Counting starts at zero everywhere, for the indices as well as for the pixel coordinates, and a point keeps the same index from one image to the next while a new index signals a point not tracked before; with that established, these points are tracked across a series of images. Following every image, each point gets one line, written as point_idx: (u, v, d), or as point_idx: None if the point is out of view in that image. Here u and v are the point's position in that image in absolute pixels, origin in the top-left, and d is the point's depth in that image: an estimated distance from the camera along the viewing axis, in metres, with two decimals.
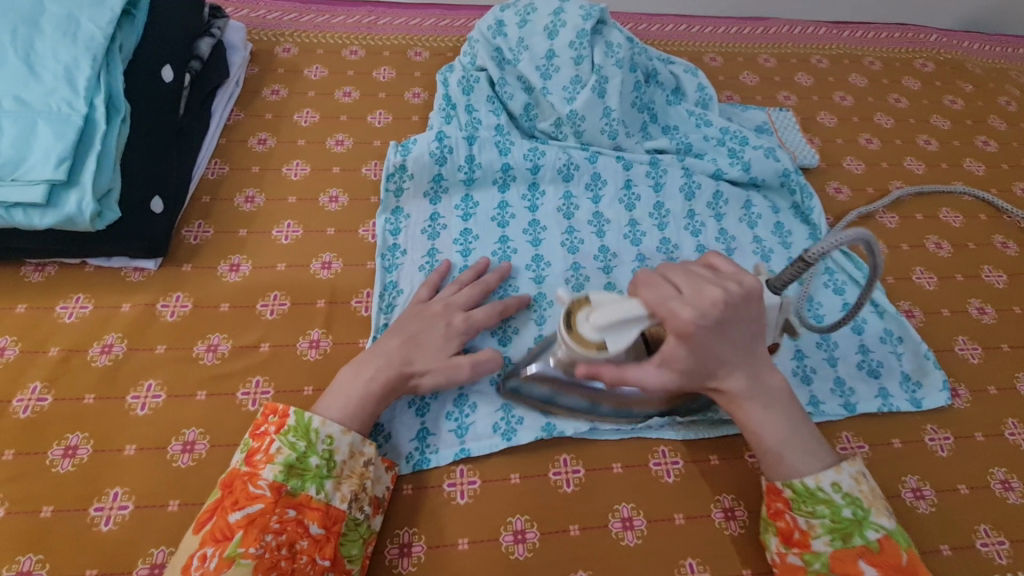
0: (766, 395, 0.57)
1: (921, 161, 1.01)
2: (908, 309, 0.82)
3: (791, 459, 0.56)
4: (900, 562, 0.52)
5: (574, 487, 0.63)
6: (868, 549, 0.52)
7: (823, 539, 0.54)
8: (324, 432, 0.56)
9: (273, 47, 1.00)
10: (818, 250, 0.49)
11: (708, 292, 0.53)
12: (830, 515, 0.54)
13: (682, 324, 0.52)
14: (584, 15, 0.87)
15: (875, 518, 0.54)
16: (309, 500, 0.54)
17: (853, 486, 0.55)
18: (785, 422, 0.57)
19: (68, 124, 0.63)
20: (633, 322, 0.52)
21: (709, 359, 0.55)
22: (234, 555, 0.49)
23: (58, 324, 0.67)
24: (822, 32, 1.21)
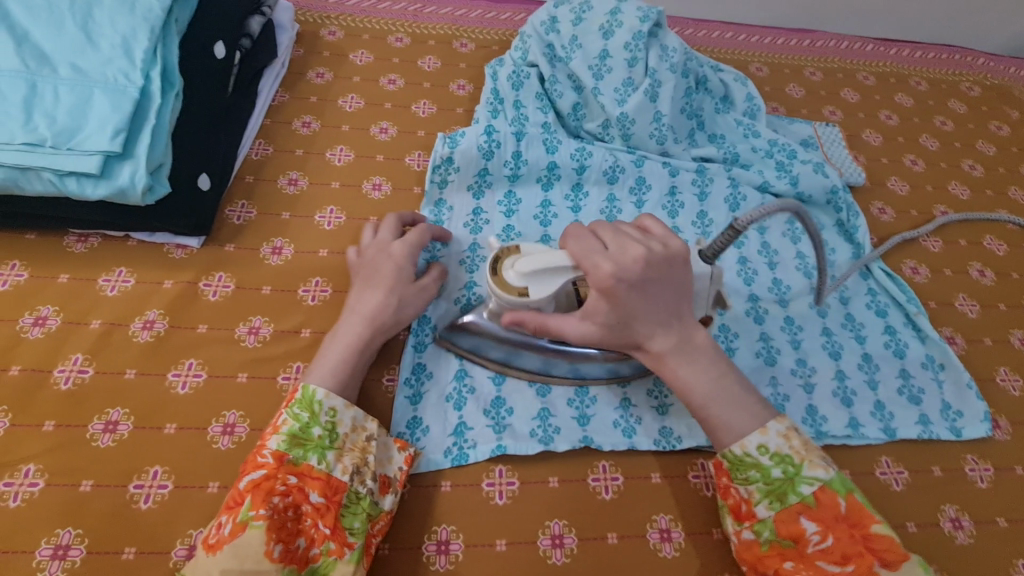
0: (687, 348, 0.57)
1: (965, 186, 1.00)
2: (950, 336, 0.81)
3: (718, 416, 0.56)
4: (839, 512, 0.51)
5: (613, 494, 0.63)
6: (806, 506, 0.52)
7: (764, 505, 0.53)
8: (328, 405, 0.56)
9: (319, 29, 0.98)
10: (748, 218, 0.50)
11: (632, 250, 0.55)
12: (762, 479, 0.54)
13: (601, 276, 0.54)
14: (642, 16, 0.86)
15: (808, 471, 0.53)
16: (311, 470, 0.53)
17: (782, 445, 0.54)
18: (710, 375, 0.57)
19: (124, 96, 0.63)
20: (558, 271, 0.56)
21: (631, 315, 0.56)
22: (246, 518, 0.49)
23: (100, 296, 0.67)
24: (868, 48, 1.19)
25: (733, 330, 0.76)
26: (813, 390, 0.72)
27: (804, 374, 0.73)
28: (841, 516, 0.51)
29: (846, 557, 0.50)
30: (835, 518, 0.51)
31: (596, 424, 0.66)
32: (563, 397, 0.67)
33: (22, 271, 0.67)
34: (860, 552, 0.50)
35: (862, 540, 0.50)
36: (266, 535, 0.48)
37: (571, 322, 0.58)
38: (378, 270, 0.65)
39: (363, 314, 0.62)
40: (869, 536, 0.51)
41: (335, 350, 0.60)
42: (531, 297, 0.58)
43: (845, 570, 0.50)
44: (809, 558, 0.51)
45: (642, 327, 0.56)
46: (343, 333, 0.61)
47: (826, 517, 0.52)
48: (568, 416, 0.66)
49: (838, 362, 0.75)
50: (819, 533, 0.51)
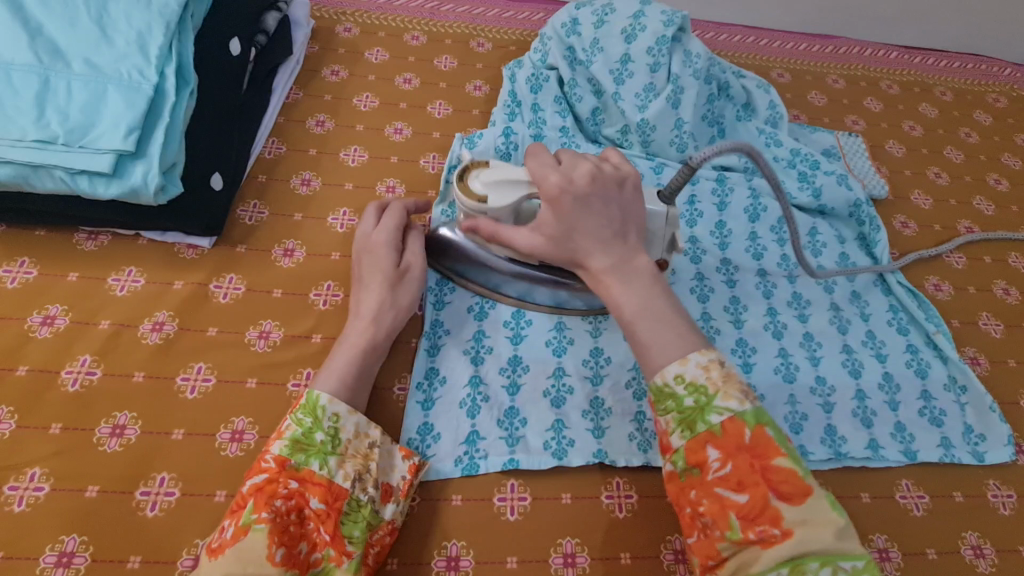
0: (625, 269, 0.52)
1: (990, 201, 0.98)
2: (973, 356, 0.79)
3: (645, 334, 0.50)
4: (743, 442, 0.45)
5: (626, 512, 0.61)
6: (713, 435, 0.45)
7: (675, 435, 0.47)
8: (332, 410, 0.53)
9: (334, 26, 0.97)
10: (701, 156, 0.51)
11: (580, 167, 0.54)
12: (674, 408, 0.47)
13: (548, 186, 0.53)
14: (666, 20, 0.84)
15: (719, 401, 0.46)
16: (312, 475, 0.51)
17: (698, 375, 0.47)
18: (642, 294, 0.51)
19: (139, 93, 0.61)
20: (518, 184, 0.57)
21: (573, 228, 0.53)
22: (248, 522, 0.46)
23: (110, 296, 0.66)
24: (892, 56, 1.17)
25: (751, 344, 0.74)
26: (832, 410, 0.71)
27: (823, 393, 0.72)
28: (745, 446, 0.45)
29: (742, 485, 0.44)
30: (737, 448, 0.45)
31: (611, 438, 0.64)
32: (578, 409, 0.66)
33: (32, 268, 0.66)
34: (758, 483, 0.44)
35: (762, 472, 0.44)
36: (268, 539, 0.46)
37: (525, 237, 0.56)
38: (369, 269, 0.64)
39: (365, 313, 0.61)
40: (770, 467, 0.44)
41: (343, 354, 0.58)
42: (491, 206, 0.57)
43: (740, 499, 0.44)
44: (710, 488, 0.45)
45: (581, 241, 0.53)
46: (349, 337, 0.60)
47: (729, 447, 0.45)
48: (583, 429, 0.64)
49: (858, 380, 0.73)
50: (720, 461, 0.45)
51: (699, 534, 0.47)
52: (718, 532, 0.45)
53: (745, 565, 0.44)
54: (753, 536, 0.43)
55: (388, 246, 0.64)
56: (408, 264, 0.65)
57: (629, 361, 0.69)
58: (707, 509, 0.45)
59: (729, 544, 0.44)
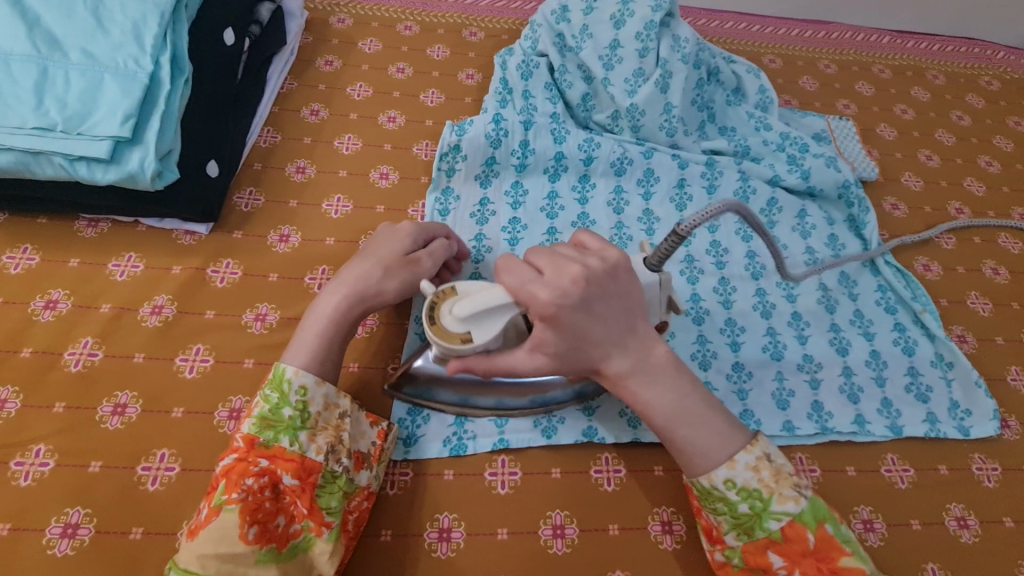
0: (649, 369, 0.53)
1: (981, 182, 0.99)
2: (961, 334, 0.80)
3: (684, 438, 0.53)
4: (807, 547, 0.51)
5: (615, 486, 0.63)
6: (773, 540, 0.51)
7: (732, 535, 0.53)
8: (298, 383, 0.54)
9: (328, 17, 0.98)
10: (690, 223, 0.47)
11: (567, 269, 0.50)
12: (729, 512, 0.52)
13: (540, 306, 0.49)
14: (654, 5, 0.84)
15: (776, 506, 0.51)
16: (282, 451, 0.52)
17: (750, 480, 0.52)
18: (671, 391, 0.53)
19: (134, 81, 0.63)
20: (500, 309, 0.50)
21: (581, 339, 0.51)
22: (221, 503, 0.49)
23: (110, 281, 0.67)
24: (885, 41, 1.17)
25: (739, 324, 0.75)
26: (819, 386, 0.72)
27: (810, 370, 0.73)
28: (809, 550, 0.51)
29: None
30: (802, 552, 0.51)
31: (601, 415, 0.66)
32: None
33: (34, 255, 0.68)
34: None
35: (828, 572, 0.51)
36: (241, 518, 0.49)
37: (526, 359, 0.53)
38: (375, 249, 0.63)
39: (345, 285, 0.60)
40: (837, 568, 0.51)
41: (312, 324, 0.58)
42: (476, 342, 0.51)
43: None
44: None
45: (597, 350, 0.52)
46: (322, 306, 0.59)
47: (792, 552, 0.51)
48: (573, 408, 0.66)
49: (845, 358, 0.74)
50: (786, 567, 0.51)
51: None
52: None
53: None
54: None
55: (408, 237, 0.65)
56: (418, 258, 0.64)
57: None
58: None
59: None
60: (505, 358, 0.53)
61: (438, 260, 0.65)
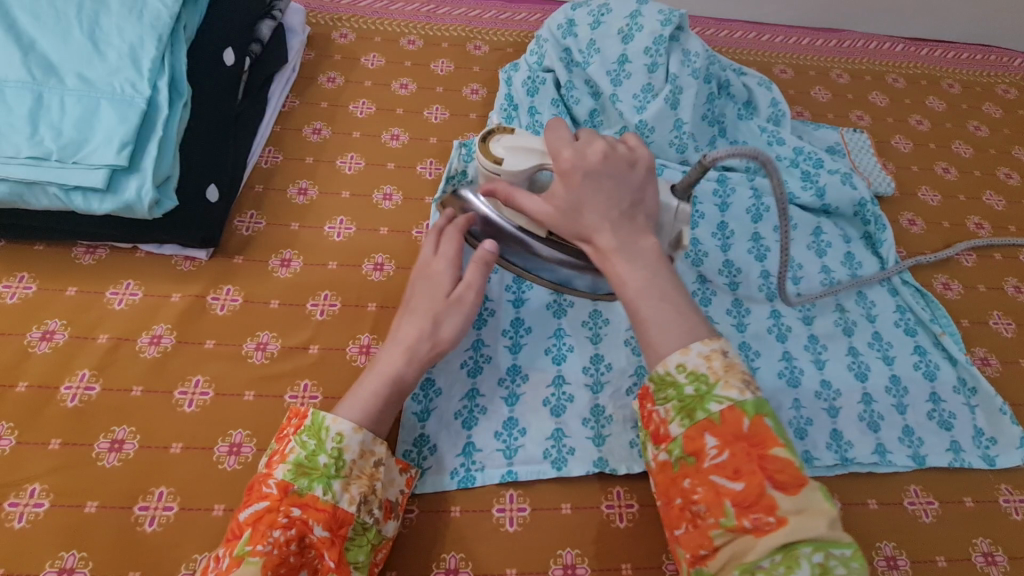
0: (632, 249, 0.50)
1: (1000, 196, 0.96)
2: (983, 356, 0.77)
3: (648, 315, 0.49)
4: (742, 431, 0.45)
5: (627, 522, 0.61)
6: (711, 423, 0.45)
7: (675, 422, 0.47)
8: (335, 430, 0.53)
9: (330, 32, 0.97)
10: (716, 155, 0.50)
11: (595, 145, 0.53)
12: (675, 395, 0.47)
13: (560, 161, 0.53)
14: (663, 19, 0.82)
15: (720, 390, 0.46)
16: (315, 500, 0.50)
17: (700, 363, 0.47)
18: (645, 273, 0.50)
19: (132, 107, 0.61)
20: (534, 151, 0.57)
21: (581, 203, 0.52)
22: (243, 553, 0.46)
23: (108, 310, 0.66)
24: (898, 49, 1.15)
25: (754, 348, 0.73)
26: (838, 414, 0.69)
27: (829, 397, 0.70)
28: (743, 436, 0.44)
29: (738, 474, 0.44)
30: (736, 436, 0.45)
31: (611, 446, 0.64)
32: (578, 417, 0.65)
33: (31, 283, 0.66)
34: (753, 470, 0.44)
35: (758, 460, 0.44)
36: (261, 572, 0.46)
37: (534, 205, 0.55)
38: (418, 290, 0.62)
39: (400, 345, 0.58)
40: (768, 457, 0.44)
41: (370, 383, 0.57)
42: (505, 168, 0.57)
43: (736, 488, 0.44)
44: (706, 474, 0.45)
45: (591, 216, 0.51)
46: (380, 366, 0.58)
47: (727, 436, 0.45)
48: (583, 437, 0.64)
49: (864, 384, 0.72)
50: (718, 449, 0.45)
51: (689, 524, 0.46)
52: (711, 519, 0.44)
53: (738, 555, 0.43)
54: (747, 524, 0.43)
55: (445, 274, 0.62)
56: (461, 293, 0.61)
57: (630, 366, 0.69)
58: (702, 496, 0.45)
59: (721, 532, 0.44)
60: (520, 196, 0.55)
61: (481, 287, 0.61)
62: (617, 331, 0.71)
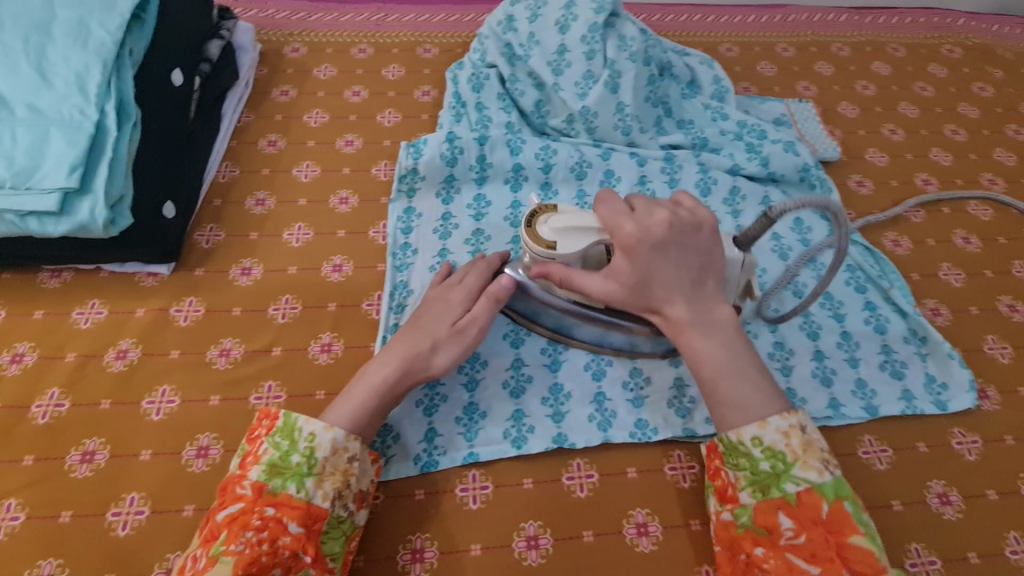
0: (708, 321, 0.58)
1: (947, 152, 0.98)
2: (934, 308, 0.79)
3: (728, 393, 0.56)
4: (819, 516, 0.51)
5: (587, 492, 0.63)
6: (787, 502, 0.52)
7: (747, 492, 0.55)
8: (307, 431, 0.55)
9: (282, 47, 0.99)
10: (781, 208, 0.53)
11: (657, 215, 0.58)
12: (750, 468, 0.55)
13: (624, 236, 0.57)
14: (597, 7, 0.85)
15: (798, 471, 0.53)
16: (288, 499, 0.52)
17: (777, 441, 0.54)
18: (721, 345, 0.57)
19: (80, 132, 0.64)
20: (588, 230, 0.59)
21: (651, 276, 0.58)
22: (218, 553, 0.49)
23: (75, 329, 0.68)
24: (842, 19, 1.18)
25: None
26: (791, 373, 0.71)
27: (781, 357, 0.72)
28: (820, 520, 0.51)
29: (814, 556, 0.50)
30: (813, 520, 0.51)
31: (570, 422, 0.66)
32: (538, 396, 0.68)
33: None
34: (830, 556, 0.50)
35: (836, 546, 0.50)
36: (235, 571, 0.48)
37: (598, 284, 0.59)
38: (431, 306, 0.65)
39: (398, 357, 0.61)
40: (846, 544, 0.50)
41: (357, 388, 0.59)
42: (560, 252, 0.59)
43: (811, 570, 0.50)
44: (781, 550, 0.52)
45: (661, 290, 0.58)
46: (371, 373, 0.60)
47: (804, 517, 0.52)
48: (542, 415, 0.66)
49: (816, 342, 0.73)
50: (793, 529, 0.52)
51: None
52: None
53: None
54: None
55: (456, 304, 0.65)
56: (465, 325, 0.63)
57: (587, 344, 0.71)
58: (773, 566, 0.51)
59: None
60: (580, 277, 0.59)
61: (485, 324, 0.64)
62: None
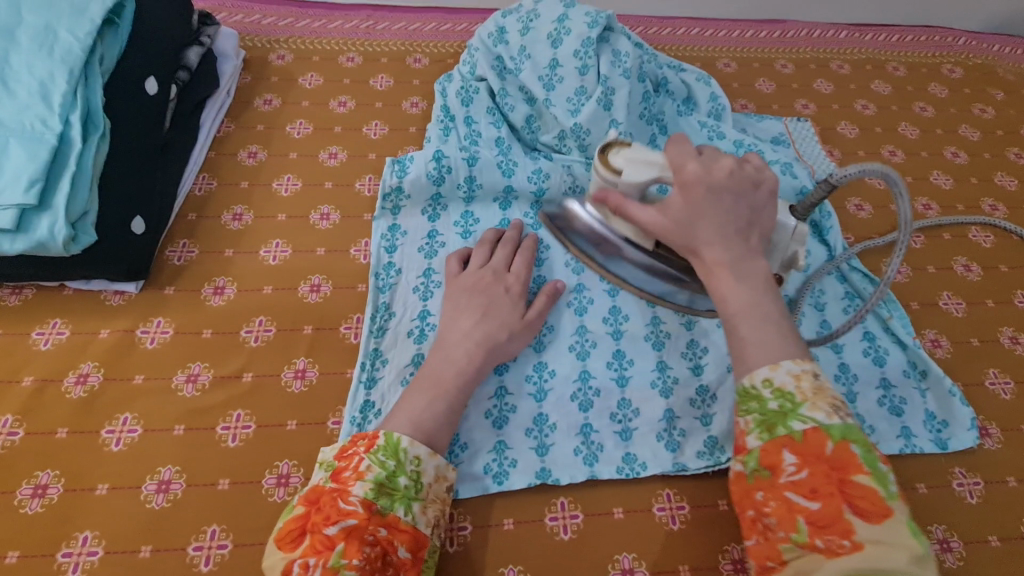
0: (742, 267, 0.52)
1: (948, 175, 0.96)
2: (934, 338, 0.77)
3: (747, 335, 0.50)
4: (824, 453, 0.45)
5: (571, 534, 0.59)
6: (792, 440, 0.46)
7: (753, 435, 0.48)
8: (413, 453, 0.54)
9: (267, 54, 0.96)
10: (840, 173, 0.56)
11: (722, 162, 0.56)
12: (756, 408, 0.48)
13: (684, 173, 0.55)
14: (590, 22, 0.82)
15: (806, 410, 0.46)
16: (398, 521, 0.51)
17: (788, 382, 0.48)
18: (753, 293, 0.51)
19: (41, 144, 0.61)
20: (652, 164, 0.59)
21: (697, 215, 0.54)
22: (337, 565, 0.46)
23: (33, 351, 0.64)
24: (843, 36, 1.15)
25: (701, 345, 0.70)
26: None
27: None
28: (827, 458, 0.45)
29: (815, 493, 0.44)
30: (818, 457, 0.45)
31: (555, 456, 0.63)
32: (521, 428, 0.64)
33: None
34: (832, 493, 0.44)
35: (838, 484, 0.44)
36: None
37: (647, 214, 0.57)
38: (494, 295, 0.67)
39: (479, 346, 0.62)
40: (849, 482, 0.44)
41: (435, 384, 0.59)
42: (622, 180, 0.60)
43: (811, 506, 0.44)
44: (781, 490, 0.45)
45: (704, 229, 0.53)
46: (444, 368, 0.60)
47: (809, 455, 0.45)
48: (526, 448, 0.63)
49: None
50: (797, 466, 0.45)
51: (758, 537, 0.47)
52: (782, 533, 0.45)
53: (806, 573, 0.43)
54: (819, 544, 0.43)
55: (518, 293, 0.68)
56: (534, 316, 0.67)
57: (575, 371, 0.68)
58: (774, 510, 0.45)
59: (792, 549, 0.44)
60: (633, 210, 0.58)
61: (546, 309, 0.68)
62: (561, 337, 0.70)
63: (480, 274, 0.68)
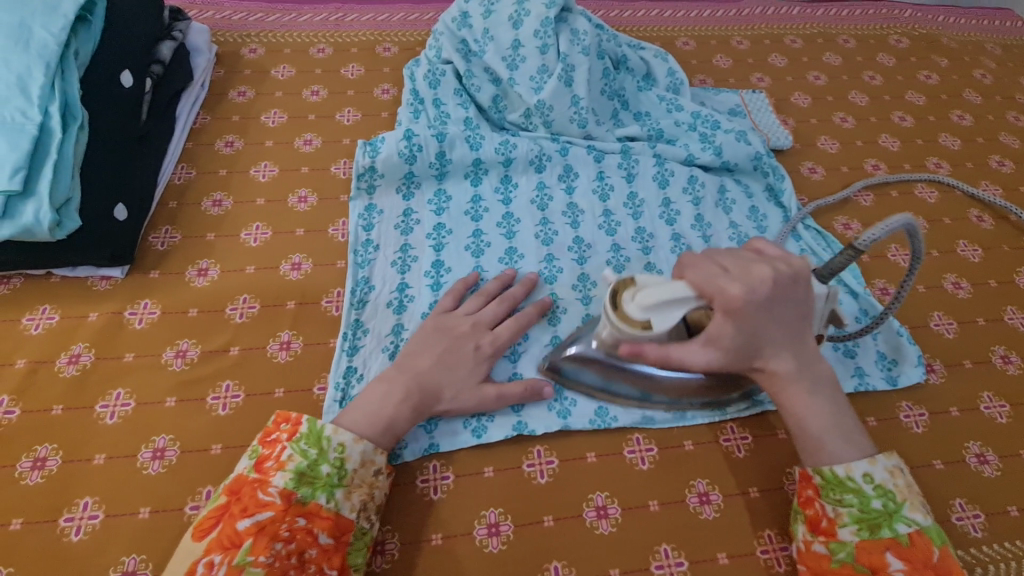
0: (811, 380, 0.57)
1: (896, 138, 1.01)
2: (883, 287, 0.82)
3: (834, 452, 0.56)
4: (929, 559, 0.51)
5: (548, 477, 0.63)
6: (897, 542, 0.52)
7: (850, 528, 0.54)
8: (337, 440, 0.56)
9: (239, 48, 0.99)
10: (869, 237, 0.51)
11: (758, 272, 0.56)
12: (858, 504, 0.54)
13: (730, 299, 0.54)
14: (548, 2, 0.86)
15: (907, 512, 0.53)
16: (320, 509, 0.53)
17: (887, 480, 0.54)
18: (828, 406, 0.57)
19: (23, 134, 0.63)
20: (679, 301, 0.54)
21: (755, 337, 0.55)
22: (243, 563, 0.47)
23: (25, 336, 0.67)
24: (795, 12, 1.21)
25: None
26: None
27: None
28: (931, 563, 0.51)
29: None
30: (925, 563, 0.51)
31: (530, 411, 0.67)
32: None
33: None
34: None
35: None
36: None
37: (698, 350, 0.56)
38: (461, 350, 0.64)
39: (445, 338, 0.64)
40: None
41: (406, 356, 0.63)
42: (655, 330, 0.55)
43: None
44: None
45: (768, 348, 0.56)
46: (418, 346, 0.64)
47: (914, 560, 0.51)
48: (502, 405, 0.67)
49: None
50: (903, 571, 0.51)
51: None
52: None
53: None
54: None
55: (481, 360, 0.64)
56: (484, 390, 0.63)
57: (547, 335, 0.72)
58: None
59: None
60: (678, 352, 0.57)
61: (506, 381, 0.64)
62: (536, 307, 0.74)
63: (462, 320, 0.66)
